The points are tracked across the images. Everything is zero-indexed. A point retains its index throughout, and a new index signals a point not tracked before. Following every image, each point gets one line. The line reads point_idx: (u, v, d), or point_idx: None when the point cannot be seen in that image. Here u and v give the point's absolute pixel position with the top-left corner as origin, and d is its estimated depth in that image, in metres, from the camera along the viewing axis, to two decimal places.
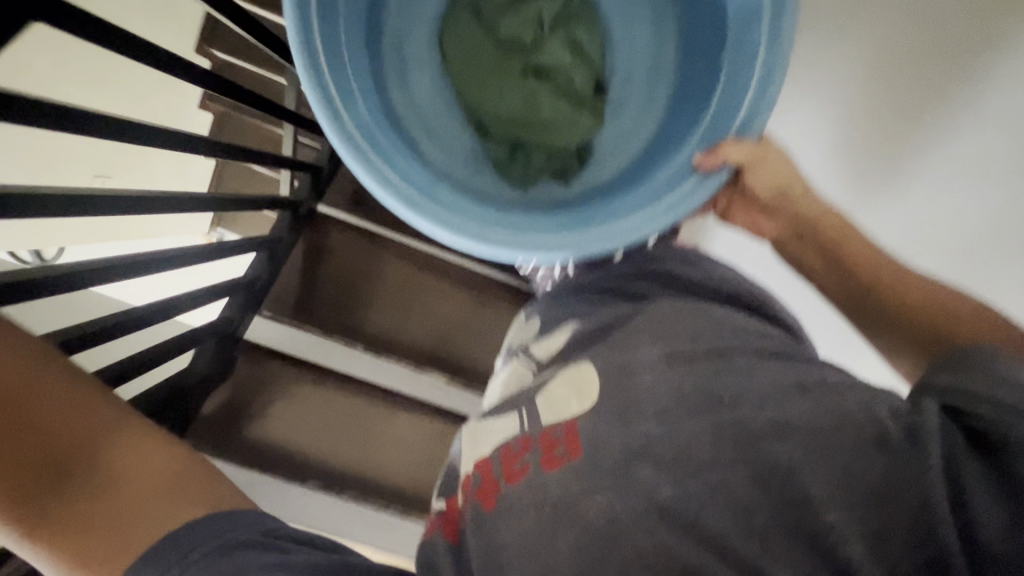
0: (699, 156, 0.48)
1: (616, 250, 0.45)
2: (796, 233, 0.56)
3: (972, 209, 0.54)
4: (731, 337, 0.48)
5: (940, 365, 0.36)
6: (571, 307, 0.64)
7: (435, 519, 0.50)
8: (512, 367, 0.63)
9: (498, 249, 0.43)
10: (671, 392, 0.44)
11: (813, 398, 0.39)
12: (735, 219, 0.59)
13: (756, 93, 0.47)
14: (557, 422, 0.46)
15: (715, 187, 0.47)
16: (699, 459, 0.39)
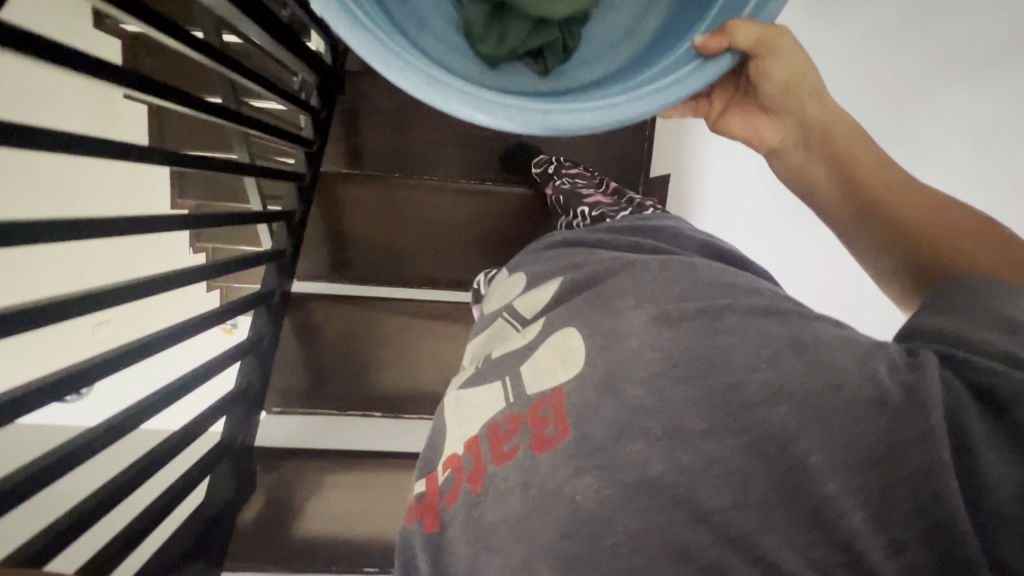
0: (704, 37, 0.48)
1: (596, 120, 0.45)
2: (801, 139, 0.58)
3: (972, 100, 0.52)
4: (722, 294, 0.45)
5: (944, 310, 0.40)
6: (559, 258, 0.65)
7: (417, 504, 0.50)
8: (495, 327, 0.63)
9: (453, 93, 0.43)
10: (659, 358, 0.41)
11: (810, 354, 0.37)
12: (731, 124, 0.62)
13: None
14: (546, 399, 0.46)
15: (716, 71, 0.47)
16: (690, 429, 0.36)
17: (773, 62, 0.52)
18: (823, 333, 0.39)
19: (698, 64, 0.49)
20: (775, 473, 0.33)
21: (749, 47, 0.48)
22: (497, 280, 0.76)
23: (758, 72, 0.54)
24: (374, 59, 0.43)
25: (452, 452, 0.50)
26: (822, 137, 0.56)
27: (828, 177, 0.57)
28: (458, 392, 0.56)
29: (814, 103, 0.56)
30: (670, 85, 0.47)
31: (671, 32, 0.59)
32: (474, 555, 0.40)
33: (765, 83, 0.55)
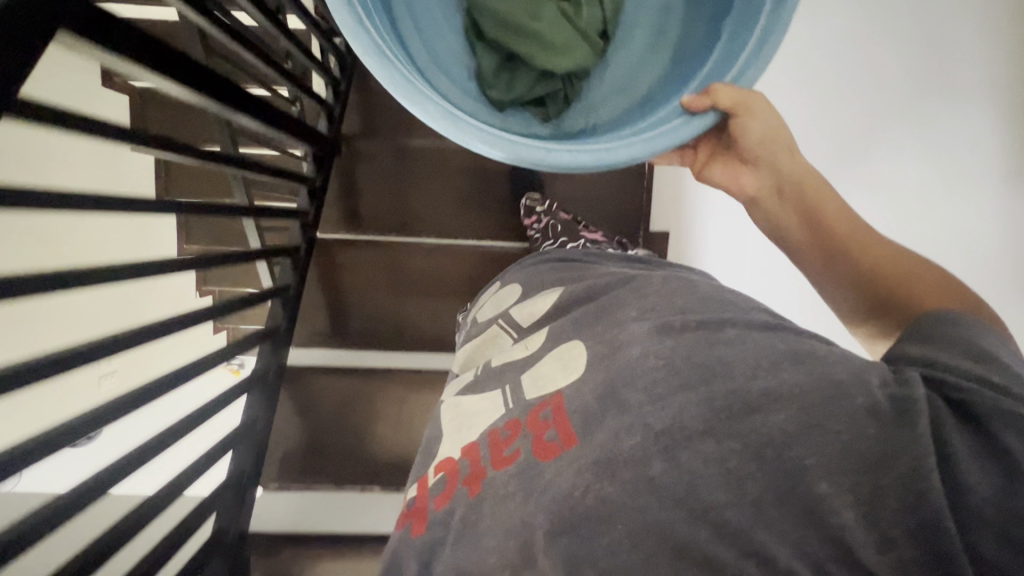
0: (689, 97, 0.52)
1: (591, 161, 0.48)
2: (775, 190, 0.61)
3: (934, 175, 0.74)
4: (722, 310, 0.47)
5: (917, 339, 0.43)
6: (552, 275, 0.67)
7: (406, 511, 0.49)
8: (491, 335, 0.64)
9: (462, 130, 0.47)
10: (661, 365, 0.43)
11: (806, 367, 0.39)
12: (714, 173, 0.62)
13: (752, 52, 0.51)
14: (546, 403, 0.47)
15: (699, 128, 0.52)
16: (689, 430, 0.38)
17: (750, 121, 0.55)
18: (819, 350, 0.41)
19: (683, 119, 0.52)
20: (773, 474, 0.34)
21: (729, 110, 0.52)
22: (487, 292, 0.77)
23: (736, 131, 0.56)
24: (397, 93, 0.47)
25: (447, 456, 0.50)
26: (795, 191, 0.59)
27: (798, 227, 0.60)
28: (456, 398, 0.57)
29: (787, 158, 0.59)
30: (657, 135, 0.51)
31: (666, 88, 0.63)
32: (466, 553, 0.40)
33: (739, 140, 0.58)
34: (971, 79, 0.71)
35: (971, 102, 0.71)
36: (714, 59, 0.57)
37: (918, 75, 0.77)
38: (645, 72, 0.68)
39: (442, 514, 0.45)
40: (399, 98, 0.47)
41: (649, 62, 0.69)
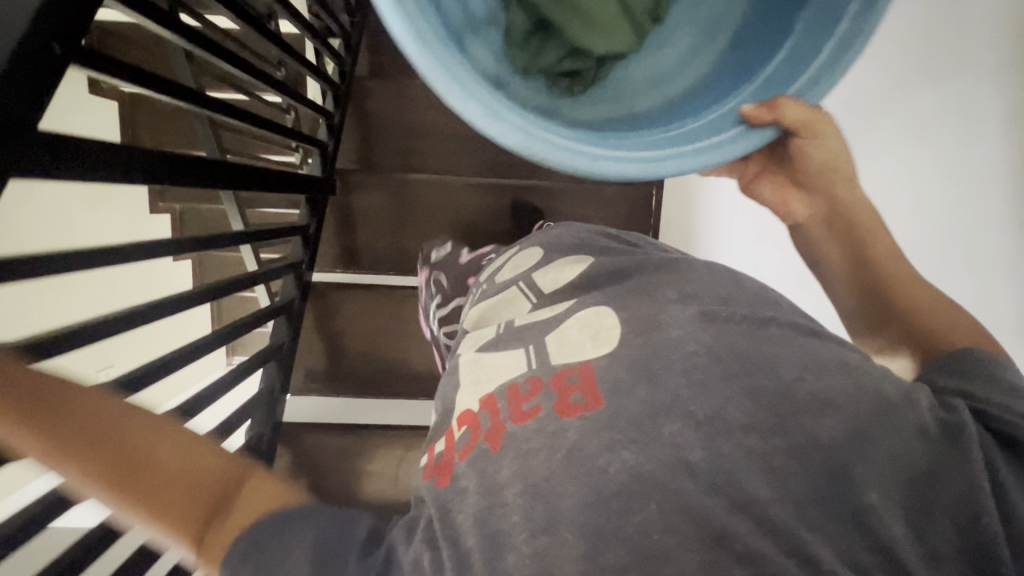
0: (748, 105, 0.40)
1: (635, 175, 0.36)
2: (824, 218, 0.53)
3: (933, 162, 0.60)
4: (765, 308, 0.46)
5: (955, 369, 0.43)
6: (576, 248, 0.63)
7: (432, 465, 0.48)
8: (509, 292, 0.61)
9: (487, 120, 0.35)
10: (705, 351, 0.41)
11: (852, 376, 0.38)
12: (763, 190, 0.52)
13: (834, 53, 0.39)
14: (573, 368, 0.45)
15: (758, 145, 0.40)
16: (734, 422, 0.36)
17: (815, 145, 0.45)
18: (865, 362, 0.40)
19: (736, 132, 0.40)
20: (819, 474, 0.33)
21: (794, 129, 0.40)
22: (508, 251, 0.73)
23: (795, 150, 0.46)
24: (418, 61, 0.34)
25: (466, 408, 0.49)
26: (844, 223, 0.52)
27: (841, 256, 0.54)
28: (476, 354, 0.55)
29: (845, 188, 0.51)
30: (710, 146, 0.39)
31: (728, 74, 0.47)
32: (484, 516, 0.39)
33: (800, 163, 0.48)
34: (987, 41, 0.53)
35: (985, 73, 0.53)
36: (785, 52, 0.43)
37: (932, 37, 0.60)
38: (706, 47, 0.51)
39: (463, 464, 0.44)
40: (423, 77, 0.34)
41: (715, 31, 0.51)
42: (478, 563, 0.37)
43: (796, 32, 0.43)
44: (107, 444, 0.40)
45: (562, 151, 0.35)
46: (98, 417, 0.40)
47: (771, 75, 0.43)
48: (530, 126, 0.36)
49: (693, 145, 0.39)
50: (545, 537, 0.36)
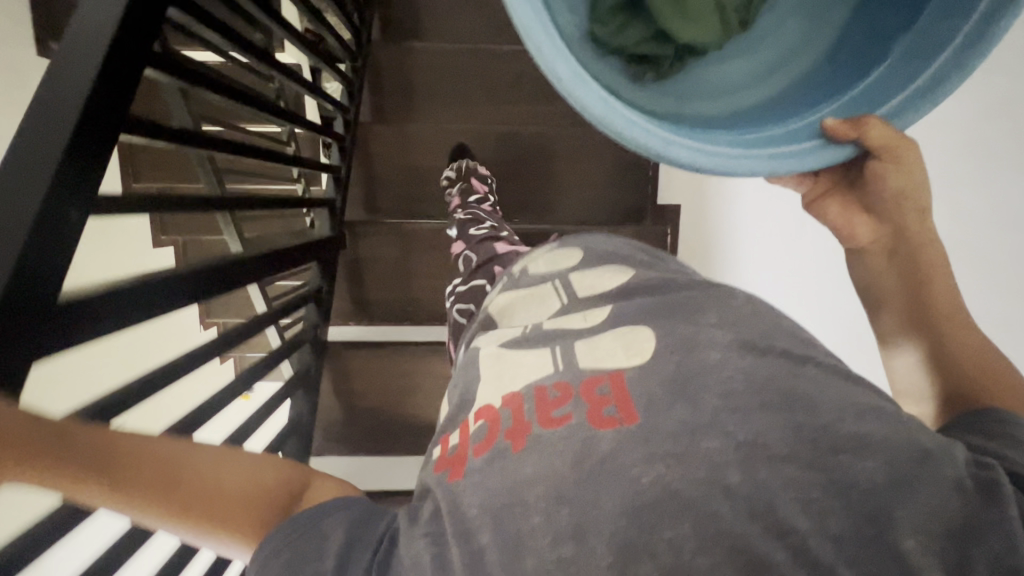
0: (832, 120, 0.46)
1: (715, 169, 0.42)
2: (888, 248, 0.56)
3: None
4: (801, 345, 0.46)
5: (981, 430, 0.44)
6: (610, 253, 0.64)
7: (447, 457, 0.46)
8: (540, 287, 0.62)
9: (587, 96, 0.39)
10: (745, 378, 0.41)
11: (891, 424, 0.38)
12: (828, 210, 0.56)
13: (916, 92, 0.45)
14: (604, 378, 0.45)
15: (830, 160, 0.46)
16: (775, 450, 0.36)
17: (892, 172, 0.51)
18: (901, 411, 0.40)
19: (815, 145, 0.47)
20: (857, 512, 0.33)
21: (870, 148, 0.47)
22: (545, 247, 0.73)
23: (870, 173, 0.52)
24: (525, 32, 0.39)
25: (487, 404, 0.48)
26: (910, 254, 0.54)
27: (902, 292, 0.55)
28: (499, 349, 0.54)
29: (916, 220, 0.54)
30: (782, 154, 0.45)
31: (804, 95, 0.53)
32: (505, 509, 0.38)
33: (872, 188, 0.54)
34: None
35: None
36: (869, 81, 0.49)
37: None
38: (788, 65, 0.56)
39: (478, 461, 0.42)
40: (525, 46, 0.39)
41: (795, 55, 0.56)
42: (495, 562, 0.36)
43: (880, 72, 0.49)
44: (172, 471, 0.43)
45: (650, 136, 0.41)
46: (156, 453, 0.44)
47: (853, 98, 0.49)
48: (620, 108, 0.41)
49: (768, 151, 0.45)
50: (572, 544, 0.35)
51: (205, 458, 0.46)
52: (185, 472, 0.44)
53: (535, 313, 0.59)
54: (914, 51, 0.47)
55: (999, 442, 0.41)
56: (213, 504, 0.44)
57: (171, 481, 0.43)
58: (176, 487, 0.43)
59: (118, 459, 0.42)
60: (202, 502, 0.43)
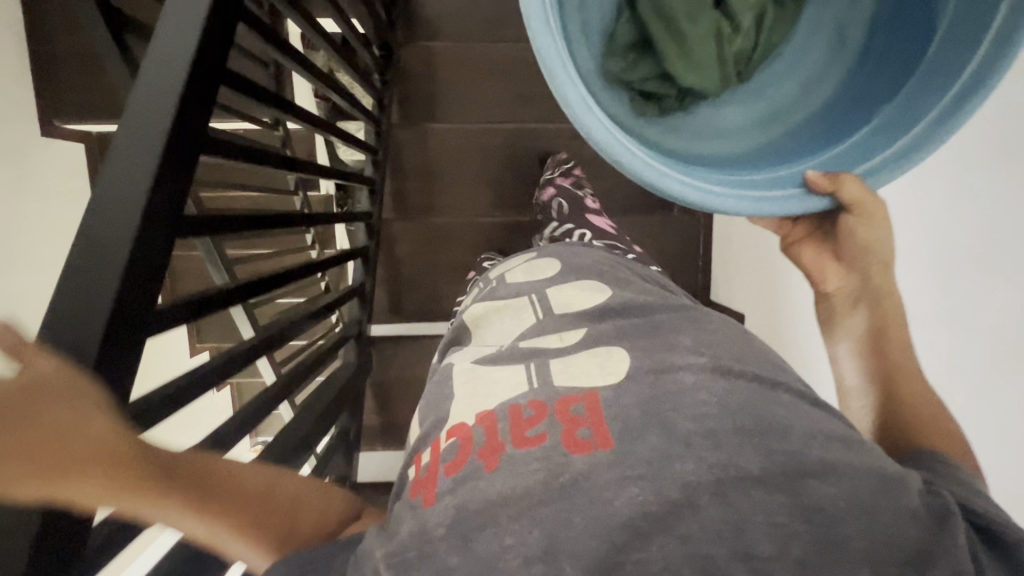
0: (814, 173, 0.49)
1: (700, 203, 0.45)
2: (854, 293, 0.60)
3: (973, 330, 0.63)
4: (774, 371, 0.48)
5: (936, 467, 0.46)
6: (590, 267, 0.65)
7: (420, 479, 0.45)
8: (515, 299, 0.62)
9: (593, 118, 0.42)
10: (717, 401, 0.42)
11: (854, 454, 0.39)
12: (803, 254, 0.60)
13: (895, 153, 0.48)
14: (578, 397, 0.45)
15: (811, 208, 0.49)
16: (744, 472, 0.37)
17: (863, 229, 0.53)
18: (862, 439, 0.42)
19: (796, 193, 0.50)
20: (818, 538, 0.34)
21: (846, 204, 0.49)
22: (525, 255, 0.73)
23: (845, 229, 0.55)
24: (542, 49, 0.41)
25: (459, 421, 0.47)
26: (871, 303, 0.59)
27: (865, 328, 0.60)
28: (472, 366, 0.53)
29: (880, 272, 0.57)
30: (764, 196, 0.48)
31: (790, 149, 0.57)
32: (475, 526, 0.37)
33: (843, 240, 0.57)
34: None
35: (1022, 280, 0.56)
36: (850, 142, 0.53)
37: (987, 214, 0.60)
38: (772, 126, 0.62)
39: (449, 482, 0.42)
40: (541, 68, 0.41)
41: (777, 120, 0.62)
42: None
43: (859, 136, 0.53)
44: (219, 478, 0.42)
45: (644, 163, 0.43)
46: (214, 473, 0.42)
47: (837, 155, 0.53)
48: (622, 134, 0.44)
49: (754, 193, 0.48)
50: (542, 564, 0.34)
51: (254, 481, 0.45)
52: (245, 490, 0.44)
53: (509, 325, 0.58)
54: (892, 123, 0.50)
55: (953, 479, 0.43)
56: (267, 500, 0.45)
57: (237, 506, 0.42)
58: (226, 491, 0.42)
59: (190, 482, 0.39)
60: (268, 515, 0.44)
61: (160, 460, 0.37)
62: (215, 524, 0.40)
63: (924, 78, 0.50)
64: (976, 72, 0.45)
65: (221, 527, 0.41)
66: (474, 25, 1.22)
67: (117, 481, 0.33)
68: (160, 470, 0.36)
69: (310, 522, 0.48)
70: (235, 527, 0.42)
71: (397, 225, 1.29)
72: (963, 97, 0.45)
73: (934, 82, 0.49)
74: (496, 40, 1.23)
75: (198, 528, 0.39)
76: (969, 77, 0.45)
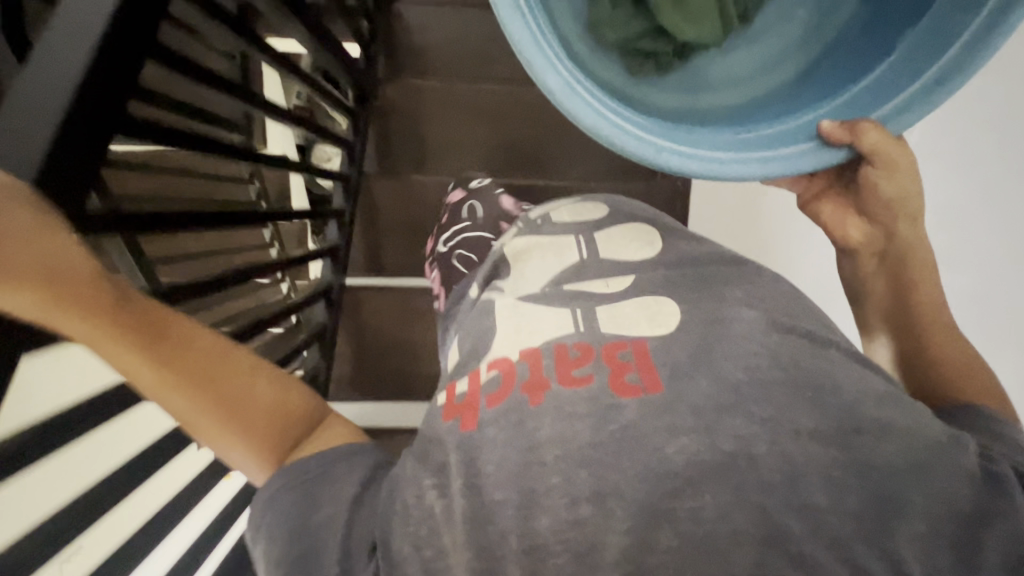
0: (829, 123, 0.45)
1: (700, 172, 0.41)
2: (877, 250, 0.57)
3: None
4: (825, 329, 0.46)
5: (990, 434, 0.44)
6: (631, 215, 0.61)
7: (454, 405, 0.45)
8: (558, 237, 0.59)
9: (578, 105, 0.38)
10: (769, 355, 0.40)
11: (907, 412, 0.38)
12: (823, 210, 0.57)
13: (917, 92, 0.43)
14: (625, 343, 0.43)
15: (829, 161, 0.45)
16: (798, 427, 0.36)
17: (884, 179, 0.50)
18: (912, 398, 0.41)
19: (812, 145, 0.46)
20: (873, 493, 0.34)
21: (865, 154, 0.46)
22: (571, 197, 0.68)
23: (866, 179, 0.51)
24: (509, 20, 0.37)
25: (501, 355, 0.46)
26: (899, 257, 0.56)
27: (884, 297, 0.58)
28: (516, 302, 0.51)
29: (907, 227, 0.54)
30: (773, 156, 0.45)
31: (808, 87, 0.52)
32: (518, 465, 0.37)
33: (867, 196, 0.53)
34: None
35: None
36: (873, 76, 0.47)
37: None
38: (785, 64, 0.55)
39: (491, 413, 0.41)
40: (518, 58, 0.38)
41: (791, 54, 0.56)
42: (510, 516, 0.36)
43: (880, 69, 0.47)
44: (171, 336, 0.41)
45: (634, 138, 0.40)
46: (166, 334, 0.41)
47: (860, 92, 0.47)
48: (609, 108, 0.41)
49: (763, 153, 0.44)
50: (589, 505, 0.34)
51: (217, 350, 0.43)
52: (200, 357, 0.42)
53: (551, 262, 0.56)
54: (916, 49, 0.45)
55: (1004, 444, 0.42)
56: (229, 374, 0.44)
57: (192, 368, 0.42)
58: (174, 351, 0.41)
59: (148, 326, 0.39)
60: (225, 387, 0.43)
61: (114, 291, 0.37)
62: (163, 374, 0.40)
63: None
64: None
65: (160, 377, 0.40)
66: (466, 41, 1.08)
67: (75, 299, 0.35)
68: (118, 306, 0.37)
69: (264, 406, 0.45)
70: (181, 386, 0.41)
71: (361, 289, 1.14)
72: (1002, 12, 0.39)
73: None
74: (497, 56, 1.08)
75: (144, 371, 0.40)
76: None
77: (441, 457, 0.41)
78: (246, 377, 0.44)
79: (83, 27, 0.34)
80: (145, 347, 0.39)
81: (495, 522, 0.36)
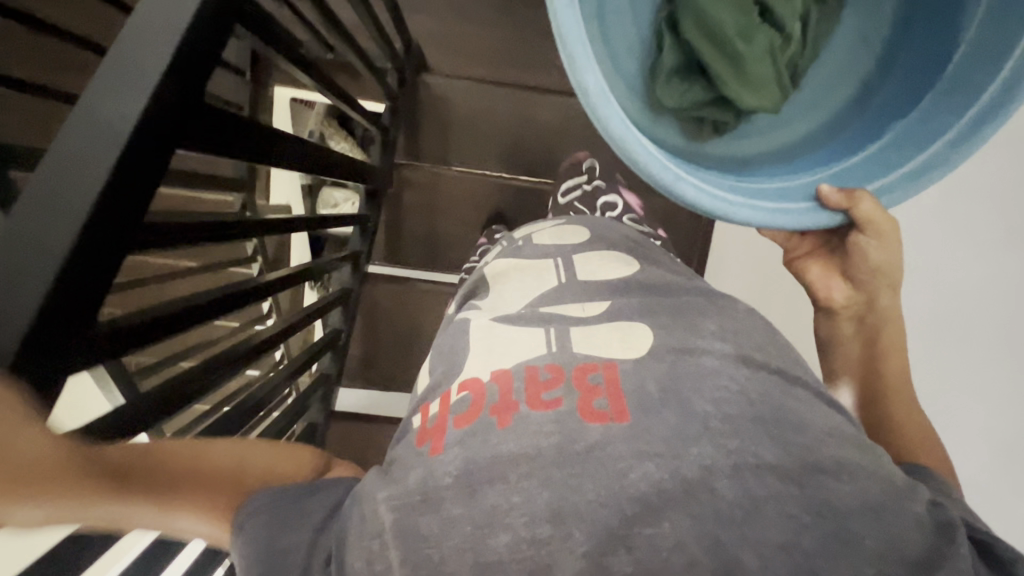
0: (828, 189, 0.51)
1: (708, 206, 0.45)
2: (859, 313, 0.61)
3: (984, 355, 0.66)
4: (795, 368, 0.47)
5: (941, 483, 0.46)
6: (614, 242, 0.63)
7: (426, 429, 0.44)
8: (541, 260, 0.59)
9: (609, 113, 0.42)
10: (740, 390, 0.41)
11: (867, 456, 0.39)
12: (810, 269, 0.62)
13: (910, 172, 0.50)
14: (597, 367, 0.44)
15: (820, 222, 0.51)
16: (761, 463, 0.36)
17: (875, 248, 0.55)
18: (873, 444, 0.42)
19: (809, 207, 0.52)
20: (828, 532, 0.34)
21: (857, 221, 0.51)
22: (553, 220, 0.70)
23: (856, 247, 0.56)
24: (561, 28, 0.40)
25: (473, 375, 0.46)
26: (875, 323, 0.60)
27: (857, 355, 0.62)
28: (491, 321, 0.51)
29: (887, 296, 0.59)
30: (778, 208, 0.50)
31: (807, 158, 0.59)
32: (481, 480, 0.37)
33: (855, 258, 0.58)
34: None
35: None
36: (867, 152, 0.55)
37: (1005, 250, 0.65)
38: (793, 125, 0.62)
39: (459, 433, 0.41)
40: (563, 63, 0.41)
41: (800, 118, 0.62)
42: (465, 533, 0.35)
43: (875, 149, 0.54)
44: (144, 462, 0.38)
45: (649, 158, 0.43)
46: (141, 464, 0.38)
47: (849, 167, 0.55)
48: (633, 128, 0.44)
49: (768, 204, 0.49)
50: (549, 526, 0.34)
51: (188, 453, 0.41)
52: (179, 467, 0.40)
53: (529, 284, 0.56)
54: (905, 138, 0.52)
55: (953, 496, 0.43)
56: (208, 474, 0.42)
57: (172, 483, 0.39)
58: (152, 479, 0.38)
59: (116, 465, 0.36)
60: (209, 482, 0.42)
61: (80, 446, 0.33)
62: (130, 504, 0.36)
63: (945, 92, 0.52)
64: (991, 100, 0.47)
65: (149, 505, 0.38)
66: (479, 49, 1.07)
67: (25, 480, 0.30)
68: (83, 463, 0.33)
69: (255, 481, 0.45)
70: (170, 504, 0.39)
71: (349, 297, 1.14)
72: (982, 120, 0.47)
73: (954, 95, 0.51)
74: (502, 81, 1.08)
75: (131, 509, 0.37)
76: (984, 105, 0.47)
77: (406, 471, 0.41)
78: (222, 466, 0.43)
79: (118, 110, 0.30)
80: (106, 488, 0.34)
81: (449, 537, 0.35)
